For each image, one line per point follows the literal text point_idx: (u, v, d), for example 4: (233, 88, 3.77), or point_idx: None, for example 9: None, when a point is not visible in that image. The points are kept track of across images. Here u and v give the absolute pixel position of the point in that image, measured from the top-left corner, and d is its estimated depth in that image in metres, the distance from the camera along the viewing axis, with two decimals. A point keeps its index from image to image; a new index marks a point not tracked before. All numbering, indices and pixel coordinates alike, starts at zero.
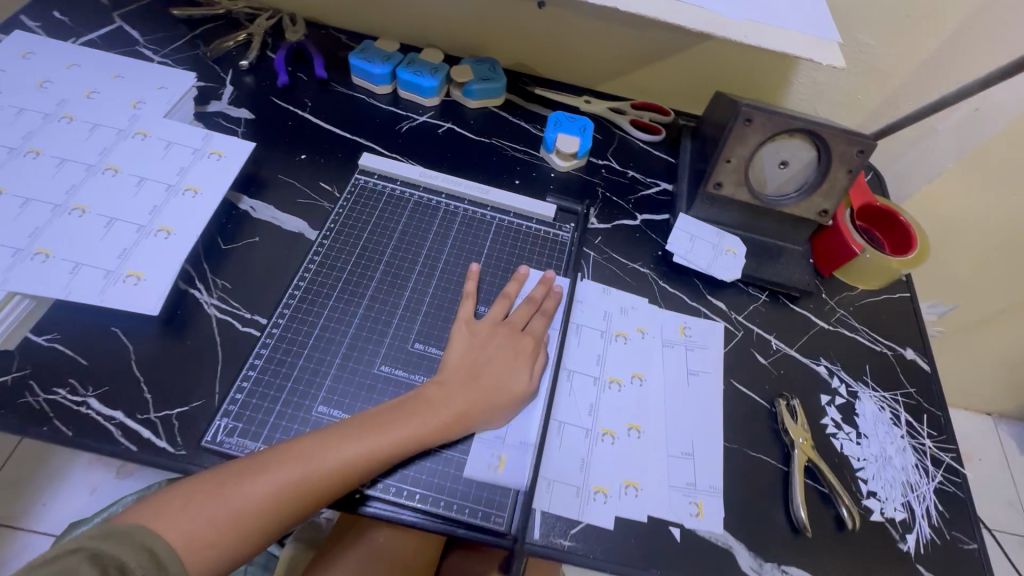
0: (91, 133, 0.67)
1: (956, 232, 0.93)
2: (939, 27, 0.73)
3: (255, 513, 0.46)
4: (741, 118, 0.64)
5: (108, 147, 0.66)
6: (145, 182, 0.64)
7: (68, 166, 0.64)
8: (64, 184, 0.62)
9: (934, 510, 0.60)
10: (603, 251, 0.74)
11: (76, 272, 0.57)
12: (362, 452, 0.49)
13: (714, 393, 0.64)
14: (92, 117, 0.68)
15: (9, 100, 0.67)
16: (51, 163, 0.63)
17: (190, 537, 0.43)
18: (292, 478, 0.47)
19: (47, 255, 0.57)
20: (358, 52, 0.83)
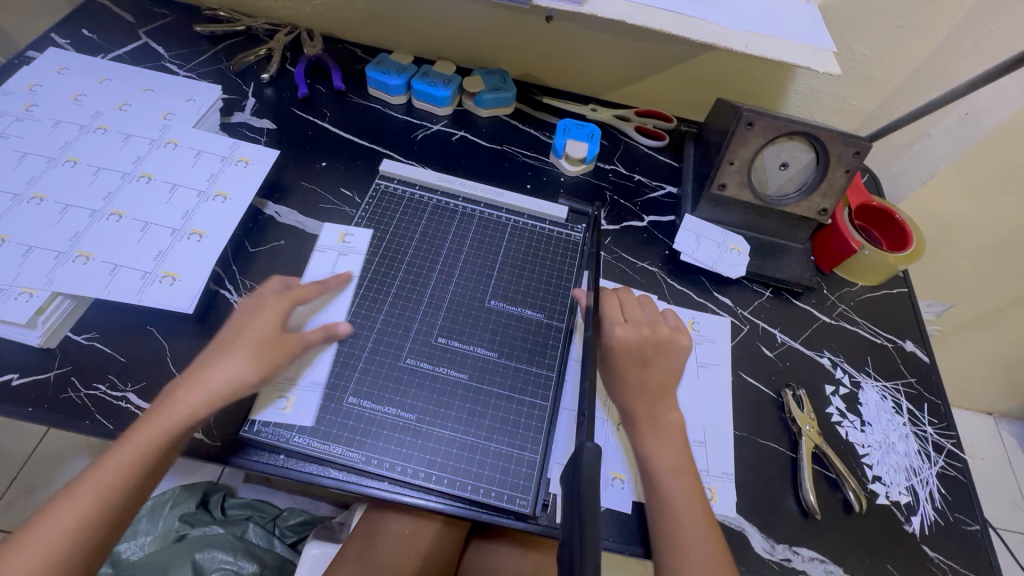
0: (124, 143, 0.70)
1: (950, 232, 0.96)
2: (929, 36, 0.77)
3: (112, 503, 0.47)
4: (743, 123, 0.68)
5: (141, 155, 0.69)
6: (178, 189, 0.67)
7: (104, 174, 0.67)
8: (102, 191, 0.65)
9: (937, 493, 0.63)
10: (613, 251, 0.77)
11: (114, 273, 0.60)
12: (153, 437, 0.49)
13: (724, 384, 0.67)
14: (125, 128, 0.72)
15: (46, 113, 0.71)
16: (88, 171, 0.67)
17: (55, 545, 0.44)
18: (101, 478, 0.47)
19: (87, 258, 0.60)
20: (375, 65, 0.87)
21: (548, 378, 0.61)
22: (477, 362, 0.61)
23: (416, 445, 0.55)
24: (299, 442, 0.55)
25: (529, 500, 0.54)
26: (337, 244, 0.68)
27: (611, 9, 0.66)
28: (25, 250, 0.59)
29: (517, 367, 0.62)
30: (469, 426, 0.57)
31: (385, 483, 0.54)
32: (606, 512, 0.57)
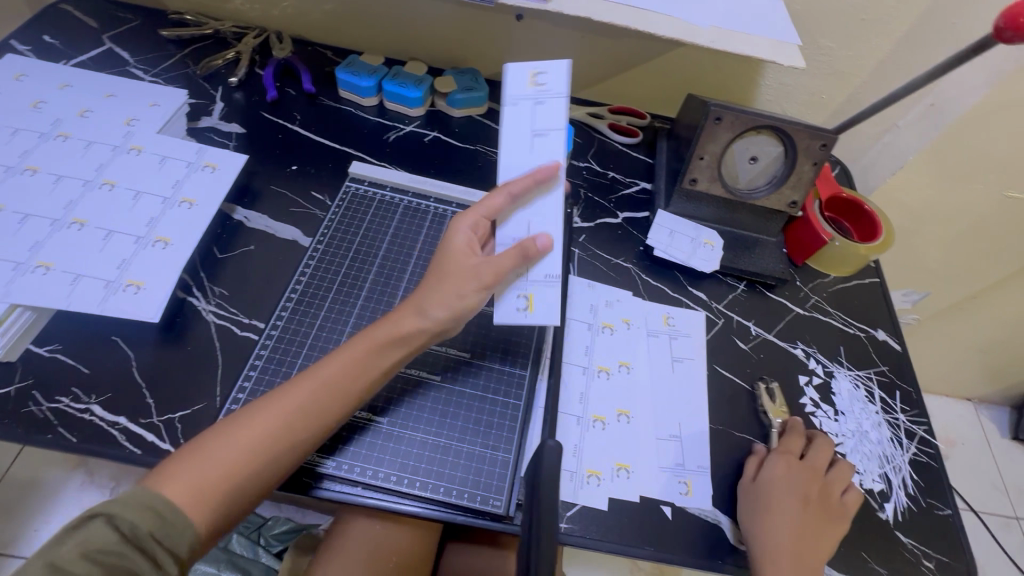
0: (86, 150, 0.69)
1: (921, 222, 0.98)
2: (893, 28, 0.78)
3: (272, 448, 0.48)
4: (712, 117, 0.68)
5: (104, 162, 0.68)
6: (142, 196, 0.66)
7: (66, 183, 0.65)
8: (63, 199, 0.64)
9: (909, 480, 0.64)
10: (588, 248, 0.77)
11: (77, 283, 0.58)
12: (334, 380, 0.51)
13: (699, 378, 0.67)
14: (87, 135, 0.70)
15: (5, 121, 0.69)
16: (48, 180, 0.65)
17: (201, 488, 0.45)
18: (255, 424, 0.48)
19: (48, 268, 0.59)
20: (345, 66, 0.86)
21: (521, 376, 0.62)
22: (451, 362, 0.61)
23: (389, 449, 0.55)
24: None
25: (503, 500, 0.53)
26: (528, 89, 0.59)
27: (576, 6, 0.65)
28: None
29: (491, 366, 0.62)
30: (441, 426, 0.57)
31: (359, 487, 0.54)
32: (582, 510, 0.56)
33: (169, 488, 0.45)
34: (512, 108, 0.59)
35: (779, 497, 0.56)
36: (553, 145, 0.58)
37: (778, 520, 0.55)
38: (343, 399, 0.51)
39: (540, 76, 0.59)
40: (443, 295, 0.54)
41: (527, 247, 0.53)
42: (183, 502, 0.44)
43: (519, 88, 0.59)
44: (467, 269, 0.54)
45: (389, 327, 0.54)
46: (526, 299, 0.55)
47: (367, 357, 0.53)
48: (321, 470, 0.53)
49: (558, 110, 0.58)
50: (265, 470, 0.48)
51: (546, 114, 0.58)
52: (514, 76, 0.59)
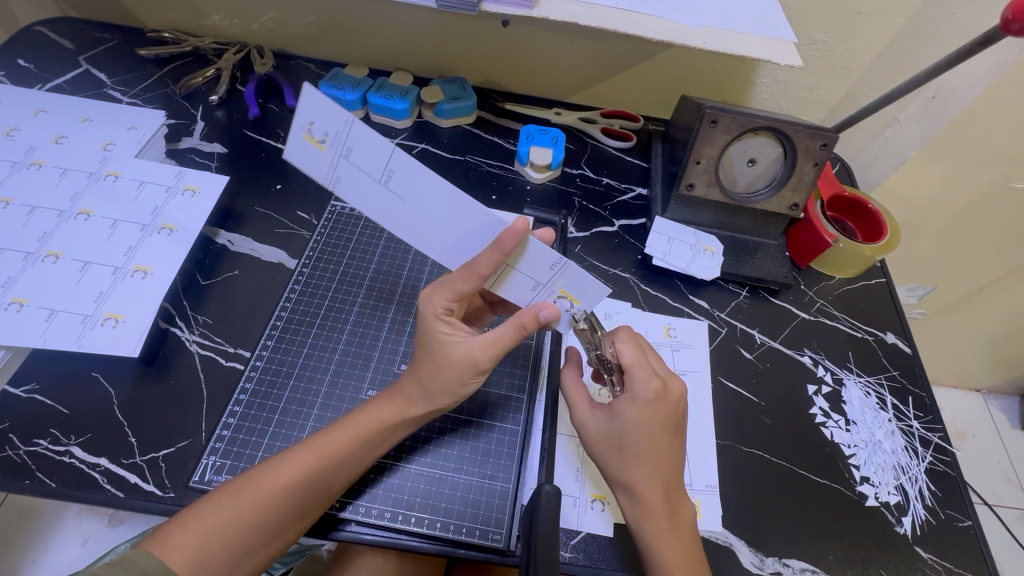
0: (61, 178, 0.66)
1: (926, 217, 0.95)
2: (890, 20, 0.75)
3: (275, 517, 0.46)
4: (707, 120, 0.66)
5: (79, 191, 0.66)
6: (119, 224, 0.64)
7: (40, 214, 0.63)
8: (38, 231, 0.62)
9: (926, 491, 0.61)
10: (584, 259, 0.75)
11: (52, 319, 0.56)
12: (343, 449, 0.48)
13: (704, 393, 0.65)
14: (62, 162, 0.68)
15: None
16: (22, 211, 0.63)
17: (203, 555, 0.43)
18: (259, 491, 0.46)
19: (22, 304, 0.56)
20: (328, 80, 0.84)
21: (517, 399, 0.59)
22: None
23: (385, 483, 0.53)
24: None
25: (503, 533, 0.51)
26: (327, 158, 0.43)
27: (562, 11, 0.63)
28: None
29: (487, 391, 0.59)
30: (437, 457, 0.55)
31: (354, 525, 0.51)
32: (587, 538, 0.54)
33: (170, 555, 0.43)
34: (342, 184, 0.45)
35: (636, 445, 0.51)
36: (408, 177, 0.44)
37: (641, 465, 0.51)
38: (351, 465, 0.49)
39: (319, 130, 0.42)
40: (443, 383, 0.50)
41: (526, 324, 0.48)
42: (183, 570, 0.42)
43: (320, 165, 0.44)
44: (462, 359, 0.49)
45: (395, 404, 0.50)
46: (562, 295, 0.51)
47: (376, 425, 0.50)
48: (338, 513, 0.51)
49: (369, 137, 0.41)
50: (266, 535, 0.46)
51: (364, 152, 0.42)
52: (300, 157, 0.43)
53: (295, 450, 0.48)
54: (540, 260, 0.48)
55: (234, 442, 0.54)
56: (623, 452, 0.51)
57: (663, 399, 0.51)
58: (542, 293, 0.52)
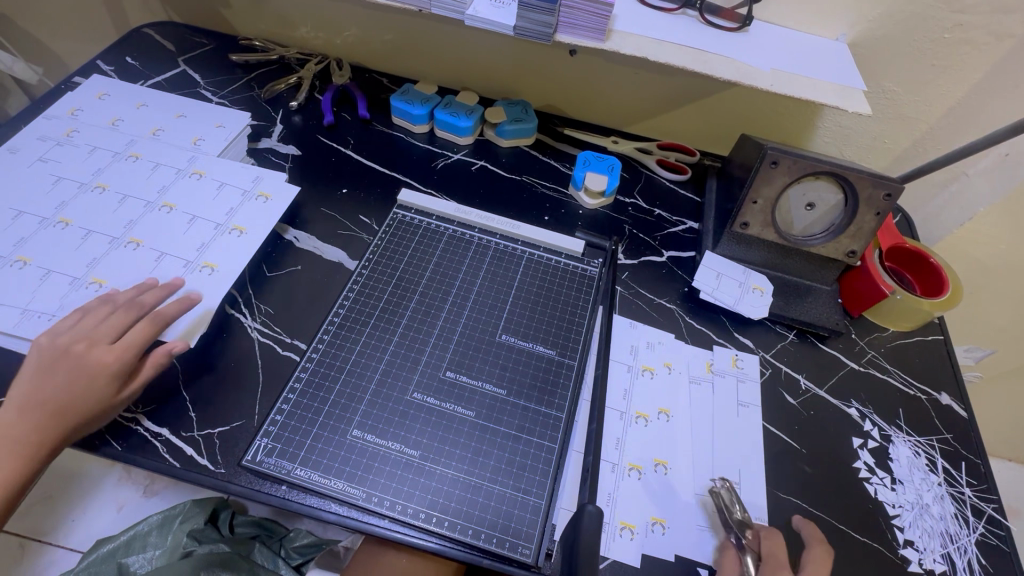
0: (153, 171, 0.72)
1: (990, 276, 0.92)
2: (965, 75, 0.74)
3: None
4: (768, 161, 0.66)
5: (167, 185, 0.72)
6: (196, 221, 0.69)
7: (129, 202, 0.69)
8: (125, 218, 0.68)
9: (976, 564, 0.58)
10: (631, 287, 0.75)
11: None
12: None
13: (760, 491, 0.60)
14: (155, 157, 0.74)
15: (87, 139, 0.74)
16: (114, 198, 0.69)
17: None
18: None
19: (99, 285, 0.62)
20: (399, 95, 0.88)
21: (556, 418, 0.60)
22: (485, 399, 0.60)
23: (418, 484, 0.54)
24: (302, 475, 0.54)
25: (532, 548, 0.52)
26: (720, 263, 0.75)
27: (633, 46, 0.65)
28: (43, 274, 0.62)
29: (525, 407, 0.60)
30: (473, 464, 0.56)
31: (385, 520, 0.53)
32: (613, 564, 0.54)
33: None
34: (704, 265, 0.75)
35: None
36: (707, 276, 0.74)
37: None
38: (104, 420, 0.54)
39: (758, 282, 0.74)
40: None
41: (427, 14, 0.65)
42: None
43: (714, 266, 0.75)
44: None
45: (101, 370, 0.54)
46: (659, 524, 0.56)
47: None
48: (367, 504, 0.53)
49: (715, 259, 0.76)
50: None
51: (714, 262, 0.75)
52: (733, 263, 0.75)
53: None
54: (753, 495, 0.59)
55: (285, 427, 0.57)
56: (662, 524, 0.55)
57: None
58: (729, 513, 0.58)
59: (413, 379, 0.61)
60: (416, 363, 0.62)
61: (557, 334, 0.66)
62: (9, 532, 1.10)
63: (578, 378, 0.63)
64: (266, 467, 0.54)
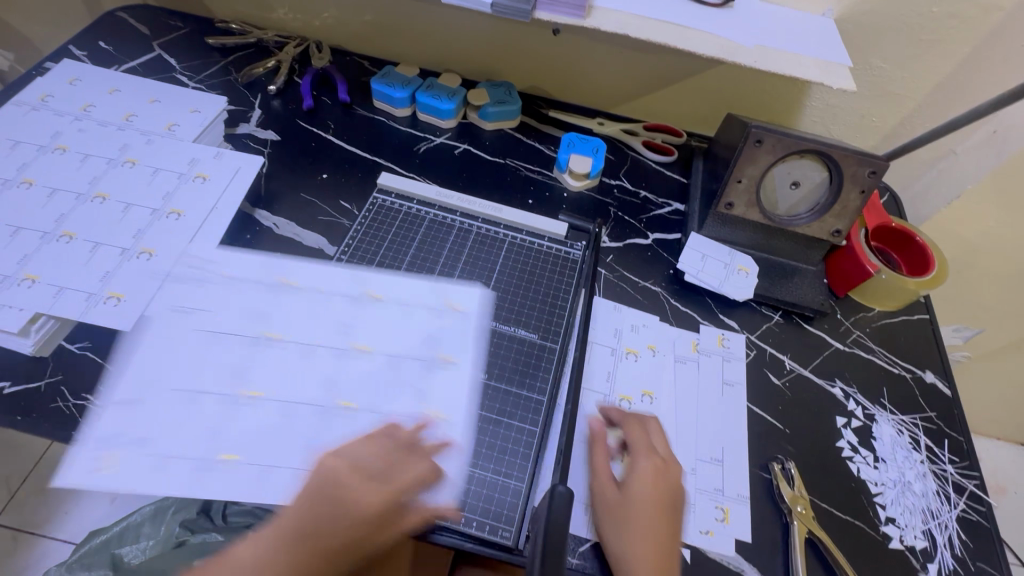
0: (82, 164, 0.69)
1: (977, 254, 0.92)
2: (953, 50, 0.73)
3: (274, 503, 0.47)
4: (752, 139, 0.65)
5: (99, 175, 0.68)
6: (131, 208, 0.66)
7: (60, 196, 0.65)
8: (55, 213, 0.64)
9: (957, 539, 0.58)
10: (615, 269, 0.75)
11: (60, 296, 0.58)
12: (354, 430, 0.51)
13: (744, 477, 0.60)
14: (85, 148, 0.70)
15: (8, 133, 0.70)
16: (43, 193, 0.65)
17: None
18: None
19: (32, 280, 0.58)
20: (380, 77, 0.87)
21: (528, 420, 0.58)
22: None
23: None
24: None
25: (512, 531, 0.52)
26: (706, 244, 0.75)
27: (614, 23, 0.64)
28: None
29: (506, 390, 0.60)
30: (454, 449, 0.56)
31: None
32: (595, 546, 0.54)
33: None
34: (690, 245, 0.74)
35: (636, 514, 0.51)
36: (693, 257, 0.73)
37: (638, 532, 0.50)
38: None
39: (744, 263, 0.73)
40: None
41: None
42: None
43: (699, 246, 0.74)
44: None
45: None
46: None
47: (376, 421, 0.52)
48: None
49: (701, 240, 0.75)
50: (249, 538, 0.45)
51: (701, 243, 0.75)
52: (719, 243, 0.75)
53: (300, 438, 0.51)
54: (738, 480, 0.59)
55: (232, 443, 0.53)
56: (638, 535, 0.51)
57: (664, 474, 0.54)
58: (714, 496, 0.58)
59: (372, 392, 0.57)
60: (378, 371, 0.58)
61: (543, 316, 0.66)
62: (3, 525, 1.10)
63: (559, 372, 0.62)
64: (226, 468, 0.52)
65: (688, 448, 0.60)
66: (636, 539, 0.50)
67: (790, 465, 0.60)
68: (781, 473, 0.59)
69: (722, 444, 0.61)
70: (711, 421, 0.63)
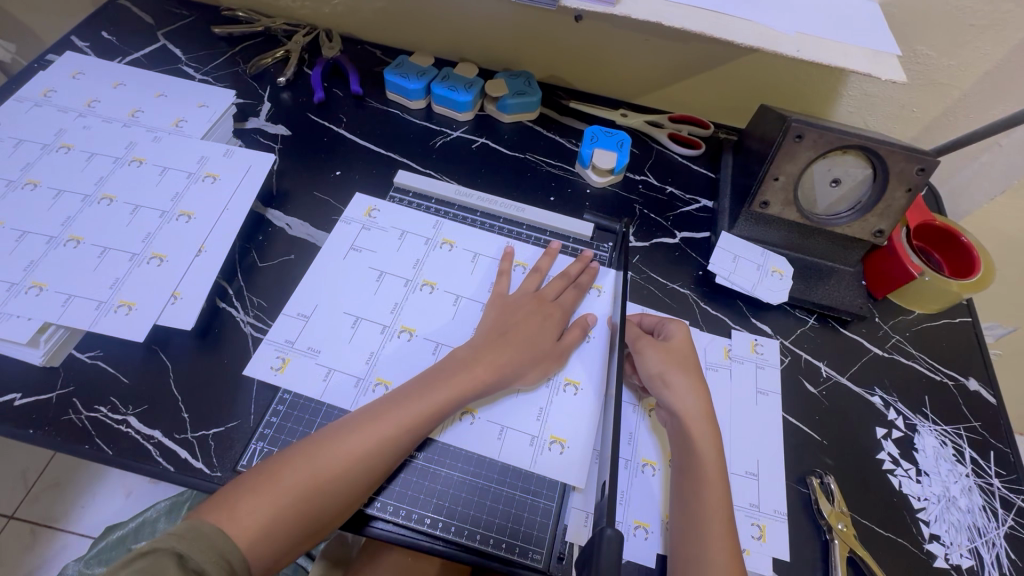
0: (88, 162, 0.66)
1: (1018, 251, 0.87)
2: (1007, 35, 0.68)
3: (347, 474, 0.48)
4: (792, 134, 0.61)
5: (104, 176, 0.65)
6: (140, 210, 0.63)
7: (65, 197, 0.63)
8: (62, 215, 0.62)
9: (1005, 558, 0.56)
10: (642, 271, 0.71)
11: (68, 304, 0.56)
12: (428, 406, 0.52)
13: (781, 492, 0.57)
14: (90, 146, 0.68)
15: (9, 132, 0.67)
16: (48, 194, 0.63)
17: None
18: None
19: (40, 288, 0.56)
20: (393, 68, 0.83)
21: (574, 385, 0.59)
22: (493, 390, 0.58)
23: (423, 486, 0.52)
24: None
25: (542, 552, 0.50)
26: (738, 244, 0.71)
27: (646, 11, 0.59)
28: None
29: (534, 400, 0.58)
30: (479, 466, 0.54)
31: (391, 525, 0.51)
32: (626, 565, 0.52)
33: (234, 530, 0.44)
34: (721, 245, 0.71)
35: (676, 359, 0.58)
36: (724, 257, 0.70)
37: (681, 381, 0.56)
38: None
39: (777, 265, 0.70)
40: None
41: None
42: None
43: (731, 246, 0.71)
44: None
45: None
46: None
47: (453, 395, 0.53)
48: (372, 510, 0.51)
49: (732, 239, 0.71)
50: (320, 506, 0.47)
51: (732, 243, 0.71)
52: (751, 243, 0.71)
53: (377, 408, 0.52)
54: (775, 495, 0.57)
55: (304, 354, 0.59)
56: (694, 530, 0.49)
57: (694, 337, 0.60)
58: (751, 512, 0.56)
59: (432, 326, 0.62)
60: (435, 311, 0.63)
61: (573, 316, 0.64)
62: (20, 519, 1.10)
63: (596, 351, 0.62)
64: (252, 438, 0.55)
65: None
66: (683, 394, 0.56)
67: (830, 481, 0.57)
68: (820, 488, 0.57)
69: (757, 456, 0.58)
70: (745, 433, 0.60)
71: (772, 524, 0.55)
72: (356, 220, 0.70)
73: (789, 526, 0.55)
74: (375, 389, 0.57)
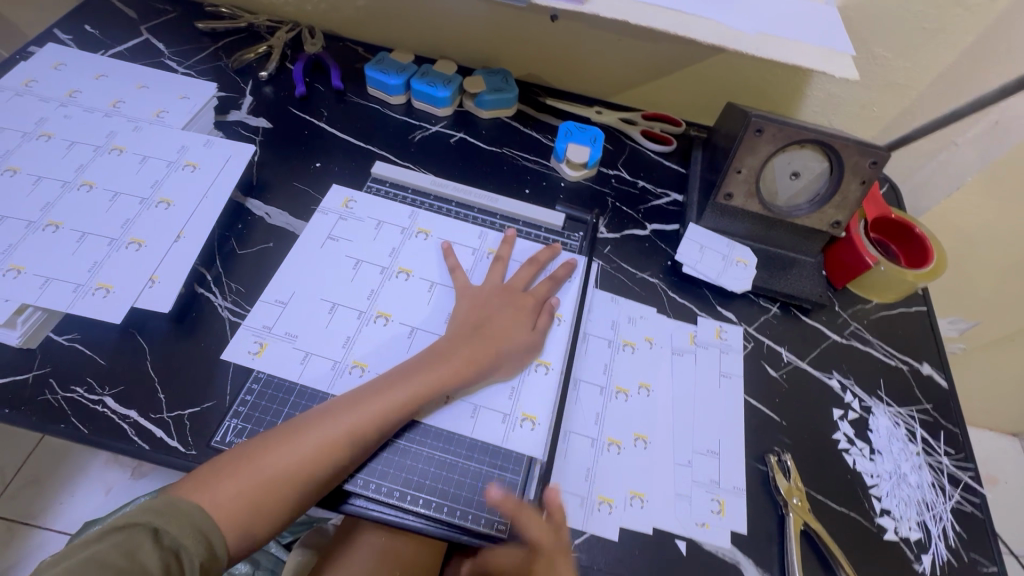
0: (69, 150, 0.67)
1: (975, 246, 0.91)
2: (956, 39, 0.72)
3: (329, 459, 0.49)
4: (752, 128, 0.64)
5: (84, 163, 0.67)
6: (119, 197, 0.65)
7: (45, 184, 0.64)
8: (41, 201, 0.62)
9: (951, 531, 0.59)
10: (613, 260, 0.74)
11: (46, 287, 0.57)
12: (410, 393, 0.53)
13: (740, 469, 0.59)
14: (71, 135, 0.69)
15: None
16: (27, 181, 0.64)
17: None
18: None
19: (18, 271, 0.57)
20: (374, 63, 0.85)
21: (546, 366, 0.62)
22: None
23: (394, 462, 0.54)
24: None
25: (508, 524, 0.52)
26: (704, 234, 0.74)
27: (612, 9, 0.62)
28: None
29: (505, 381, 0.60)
30: (450, 443, 0.56)
31: (361, 500, 0.53)
32: (590, 539, 0.54)
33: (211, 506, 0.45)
34: (688, 235, 0.74)
35: None
36: (691, 246, 0.73)
37: None
38: None
39: (741, 255, 0.72)
40: None
41: None
42: None
43: (697, 237, 0.74)
44: None
45: None
46: (640, 498, 0.56)
47: (434, 382, 0.55)
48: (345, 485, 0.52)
49: (700, 231, 0.74)
50: (300, 490, 0.48)
51: (699, 233, 0.74)
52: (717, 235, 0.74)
53: (360, 390, 0.54)
54: (736, 471, 0.59)
55: (281, 339, 0.61)
56: None
57: None
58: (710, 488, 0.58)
59: (407, 310, 0.64)
60: (410, 297, 0.65)
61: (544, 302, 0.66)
62: None
63: (564, 334, 0.64)
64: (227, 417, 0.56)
65: (683, 438, 0.60)
66: None
67: (787, 458, 0.60)
68: (778, 466, 0.59)
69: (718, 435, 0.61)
70: (707, 413, 0.62)
71: (731, 498, 0.57)
72: (333, 210, 0.72)
73: (747, 500, 0.58)
74: (351, 371, 0.59)
